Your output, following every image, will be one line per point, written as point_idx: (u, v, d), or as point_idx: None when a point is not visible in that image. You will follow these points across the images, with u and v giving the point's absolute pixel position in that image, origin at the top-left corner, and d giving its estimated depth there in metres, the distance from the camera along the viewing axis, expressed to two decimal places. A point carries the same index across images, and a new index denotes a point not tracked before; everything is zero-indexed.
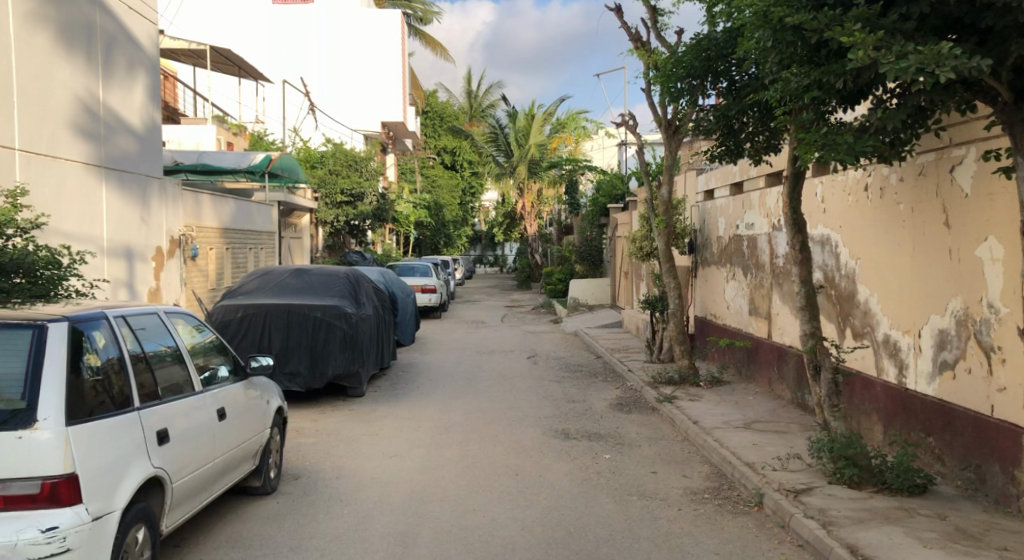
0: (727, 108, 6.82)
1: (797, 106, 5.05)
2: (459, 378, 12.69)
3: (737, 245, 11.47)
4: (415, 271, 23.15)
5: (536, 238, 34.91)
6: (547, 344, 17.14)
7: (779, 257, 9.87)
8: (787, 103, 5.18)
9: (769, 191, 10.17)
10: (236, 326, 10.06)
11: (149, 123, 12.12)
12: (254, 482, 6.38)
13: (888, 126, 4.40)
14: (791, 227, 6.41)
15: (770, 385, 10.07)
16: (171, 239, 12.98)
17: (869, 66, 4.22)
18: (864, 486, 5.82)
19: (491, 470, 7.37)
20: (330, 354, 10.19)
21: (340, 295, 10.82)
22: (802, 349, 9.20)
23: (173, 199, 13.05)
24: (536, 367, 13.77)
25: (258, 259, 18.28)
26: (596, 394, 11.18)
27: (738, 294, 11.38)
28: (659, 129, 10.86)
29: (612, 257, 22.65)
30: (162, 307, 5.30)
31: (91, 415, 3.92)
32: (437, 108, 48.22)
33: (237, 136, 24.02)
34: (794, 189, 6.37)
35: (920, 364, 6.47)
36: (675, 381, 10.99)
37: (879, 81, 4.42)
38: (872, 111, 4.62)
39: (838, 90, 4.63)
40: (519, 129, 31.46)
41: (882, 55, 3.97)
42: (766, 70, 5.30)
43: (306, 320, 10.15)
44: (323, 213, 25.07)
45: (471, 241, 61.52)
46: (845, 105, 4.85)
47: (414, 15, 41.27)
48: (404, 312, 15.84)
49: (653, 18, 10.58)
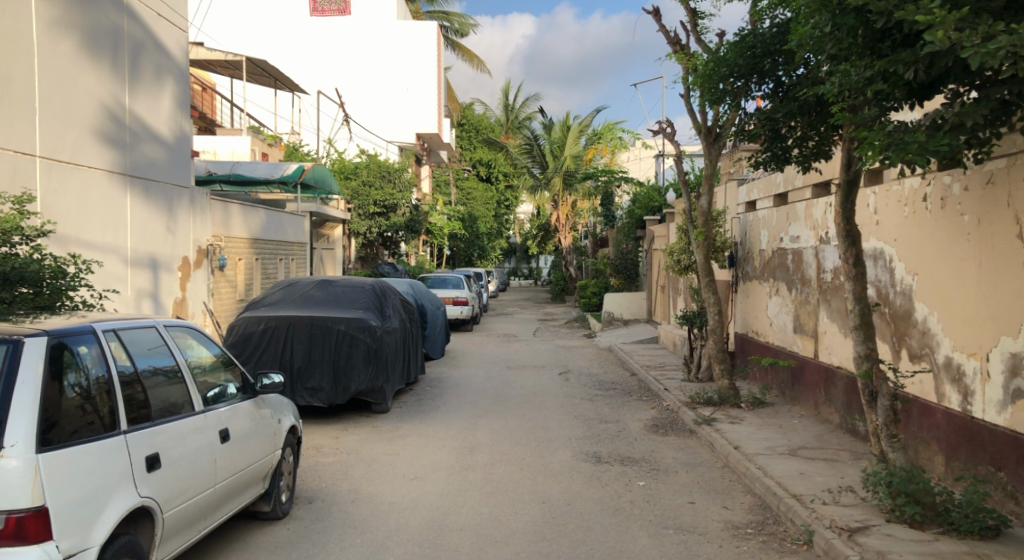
0: (773, 111, 6.32)
1: (857, 102, 4.57)
2: (487, 394, 12.27)
3: (781, 258, 10.87)
4: (448, 283, 22.82)
5: (571, 251, 34.43)
6: (580, 360, 16.63)
7: (827, 272, 9.29)
8: (845, 100, 4.70)
9: (816, 202, 9.61)
10: (259, 338, 9.79)
11: (178, 132, 12.02)
12: (263, 507, 6.03)
13: (968, 123, 3.92)
14: (844, 238, 5.87)
15: (817, 407, 9.47)
16: (198, 249, 12.82)
17: (947, 51, 3.77)
18: (928, 527, 5.22)
19: (517, 497, 6.91)
20: (353, 369, 9.83)
21: (365, 308, 10.48)
22: (851, 371, 8.62)
23: (202, 210, 12.89)
24: (569, 384, 13.27)
25: (288, 270, 18.11)
26: (630, 414, 10.65)
27: (782, 310, 10.79)
28: (699, 137, 10.37)
29: (648, 270, 22.08)
30: (160, 320, 4.99)
31: (64, 441, 3.64)
32: (473, 120, 48.09)
33: (272, 147, 24.03)
34: (847, 198, 5.85)
35: (989, 391, 5.87)
36: (714, 402, 10.42)
37: (956, 69, 3.95)
38: (947, 106, 4.13)
39: (908, 82, 4.18)
40: (554, 140, 31.27)
41: (966, 37, 3.53)
42: (823, 62, 4.85)
43: (330, 333, 9.82)
44: (356, 224, 24.91)
45: (506, 254, 61.26)
46: (912, 101, 4.36)
47: (451, 27, 41.28)
48: (433, 325, 15.54)
49: (693, 21, 10.15)
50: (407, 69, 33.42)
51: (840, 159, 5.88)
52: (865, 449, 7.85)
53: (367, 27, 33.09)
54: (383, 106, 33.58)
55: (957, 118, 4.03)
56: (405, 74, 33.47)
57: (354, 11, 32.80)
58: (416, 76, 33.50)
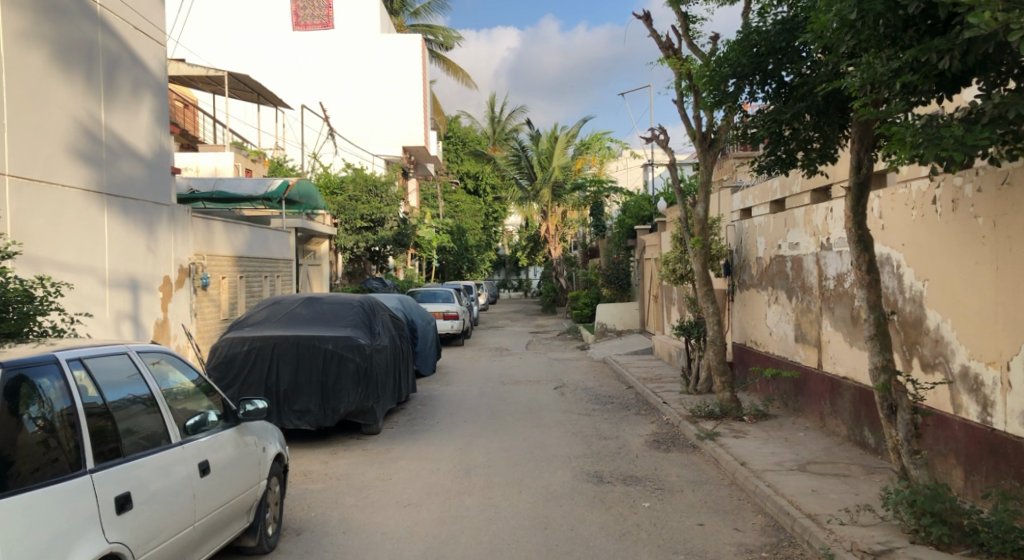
0: (778, 112, 6.02)
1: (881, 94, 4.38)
2: (481, 411, 11.92)
3: (780, 266, 10.62)
4: (437, 297, 22.48)
5: (561, 262, 34.18)
6: (575, 373, 16.29)
7: (829, 279, 9.03)
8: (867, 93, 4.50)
9: (816, 207, 9.37)
10: (243, 359, 9.42)
11: (158, 149, 11.68)
12: (249, 542, 5.67)
13: (1011, 114, 3.76)
14: (855, 243, 5.60)
15: (822, 419, 9.20)
16: (180, 268, 12.43)
17: (988, 37, 3.66)
18: (956, 548, 4.93)
19: (517, 523, 6.57)
20: (342, 390, 9.47)
21: (353, 325, 10.13)
22: (858, 380, 8.35)
23: (183, 227, 12.51)
24: (565, 399, 12.95)
25: (274, 287, 17.71)
26: (629, 430, 10.33)
27: (782, 319, 10.52)
28: (694, 143, 10.12)
29: (641, 280, 21.83)
30: (133, 344, 4.63)
31: (17, 487, 3.31)
32: (459, 133, 47.89)
33: (256, 163, 23.66)
34: (858, 200, 5.58)
35: (1010, 402, 5.59)
36: (715, 415, 10.12)
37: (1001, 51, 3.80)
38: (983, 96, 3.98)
39: (940, 73, 4.06)
40: (542, 151, 30.56)
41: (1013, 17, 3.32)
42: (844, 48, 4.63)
43: (317, 353, 9.46)
44: (343, 239, 24.52)
45: (495, 267, 60.98)
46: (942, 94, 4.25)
47: (435, 41, 41.11)
48: (424, 340, 15.20)
49: (685, 25, 9.92)
50: (391, 82, 33.07)
51: (849, 161, 5.63)
52: (877, 462, 7.57)
53: (350, 40, 32.81)
54: (368, 119, 33.25)
55: (997, 110, 3.85)
56: (390, 87, 33.13)
57: (337, 25, 32.64)
58: (400, 89, 33.15)
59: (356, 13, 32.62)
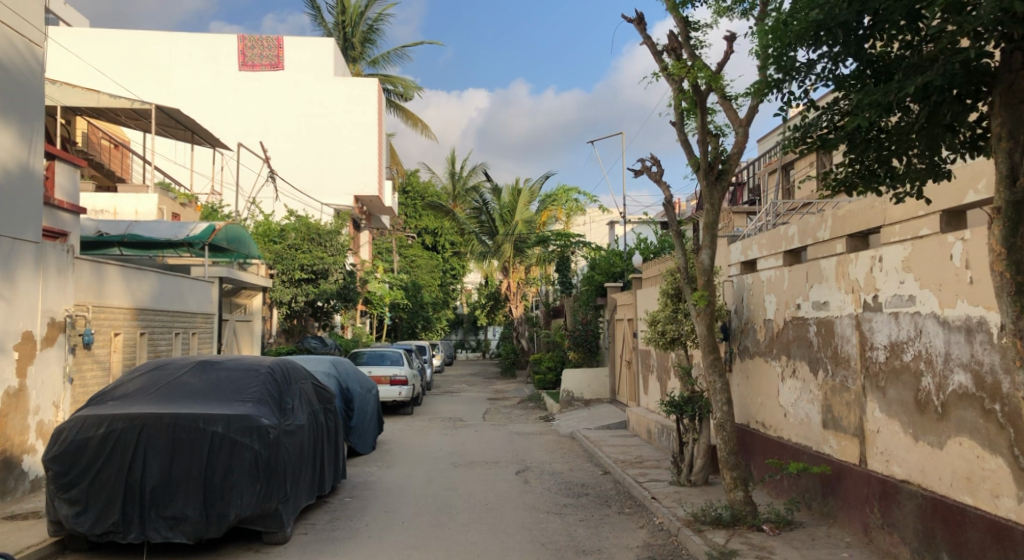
0: (881, 92, 4.11)
1: None
2: (426, 507, 9.46)
3: (798, 330, 8.58)
4: (386, 358, 19.78)
5: (522, 322, 32.01)
6: (540, 452, 13.90)
7: (876, 349, 6.97)
8: None
9: (852, 256, 7.37)
10: (96, 449, 6.91)
11: (16, 172, 9.22)
12: None
13: None
14: (1009, 298, 3.58)
15: (867, 533, 7.02)
16: (51, 323, 9.86)
17: None
18: None
19: None
20: (233, 488, 7.00)
21: (258, 398, 7.70)
22: (927, 487, 6.19)
23: (59, 271, 10.02)
24: (529, 488, 10.58)
25: (188, 346, 15.08)
26: (615, 539, 7.99)
27: (803, 398, 8.42)
28: (696, 175, 8.15)
29: (611, 343, 19.74)
30: None
31: None
32: (418, 187, 46.05)
33: (186, 208, 21.19)
34: (1014, 229, 3.56)
35: None
36: (724, 521, 7.88)
37: None
38: None
39: None
40: (504, 204, 29.00)
41: None
42: None
43: (200, 438, 7.00)
44: (279, 292, 22.03)
45: (452, 326, 58.49)
46: None
47: (394, 91, 39.42)
48: (361, 413, 12.79)
49: (685, 30, 7.92)
50: (345, 127, 31.19)
51: (996, 169, 3.65)
52: None
53: (301, 83, 30.96)
54: (319, 166, 31.17)
55: None
56: (343, 134, 31.21)
57: (289, 66, 30.85)
58: (355, 136, 31.23)
59: (307, 54, 30.82)
